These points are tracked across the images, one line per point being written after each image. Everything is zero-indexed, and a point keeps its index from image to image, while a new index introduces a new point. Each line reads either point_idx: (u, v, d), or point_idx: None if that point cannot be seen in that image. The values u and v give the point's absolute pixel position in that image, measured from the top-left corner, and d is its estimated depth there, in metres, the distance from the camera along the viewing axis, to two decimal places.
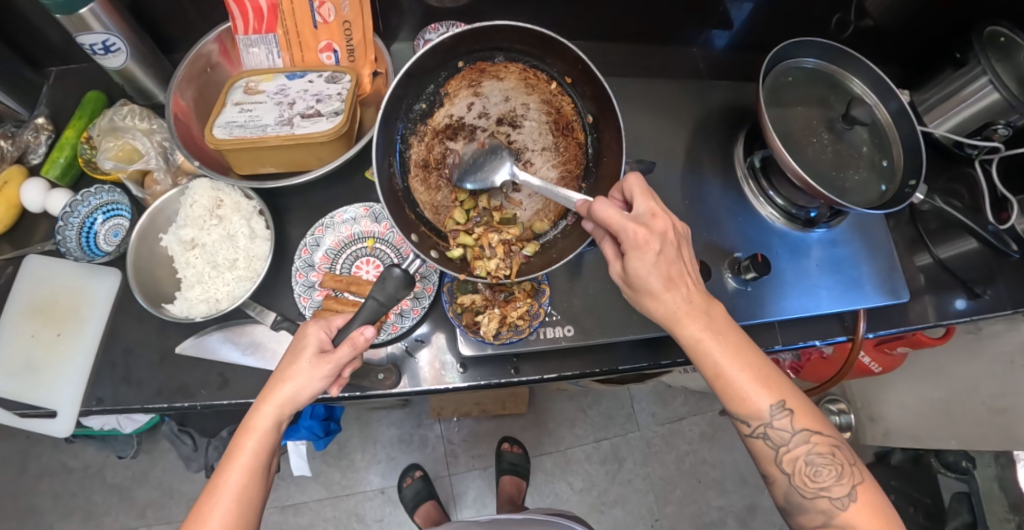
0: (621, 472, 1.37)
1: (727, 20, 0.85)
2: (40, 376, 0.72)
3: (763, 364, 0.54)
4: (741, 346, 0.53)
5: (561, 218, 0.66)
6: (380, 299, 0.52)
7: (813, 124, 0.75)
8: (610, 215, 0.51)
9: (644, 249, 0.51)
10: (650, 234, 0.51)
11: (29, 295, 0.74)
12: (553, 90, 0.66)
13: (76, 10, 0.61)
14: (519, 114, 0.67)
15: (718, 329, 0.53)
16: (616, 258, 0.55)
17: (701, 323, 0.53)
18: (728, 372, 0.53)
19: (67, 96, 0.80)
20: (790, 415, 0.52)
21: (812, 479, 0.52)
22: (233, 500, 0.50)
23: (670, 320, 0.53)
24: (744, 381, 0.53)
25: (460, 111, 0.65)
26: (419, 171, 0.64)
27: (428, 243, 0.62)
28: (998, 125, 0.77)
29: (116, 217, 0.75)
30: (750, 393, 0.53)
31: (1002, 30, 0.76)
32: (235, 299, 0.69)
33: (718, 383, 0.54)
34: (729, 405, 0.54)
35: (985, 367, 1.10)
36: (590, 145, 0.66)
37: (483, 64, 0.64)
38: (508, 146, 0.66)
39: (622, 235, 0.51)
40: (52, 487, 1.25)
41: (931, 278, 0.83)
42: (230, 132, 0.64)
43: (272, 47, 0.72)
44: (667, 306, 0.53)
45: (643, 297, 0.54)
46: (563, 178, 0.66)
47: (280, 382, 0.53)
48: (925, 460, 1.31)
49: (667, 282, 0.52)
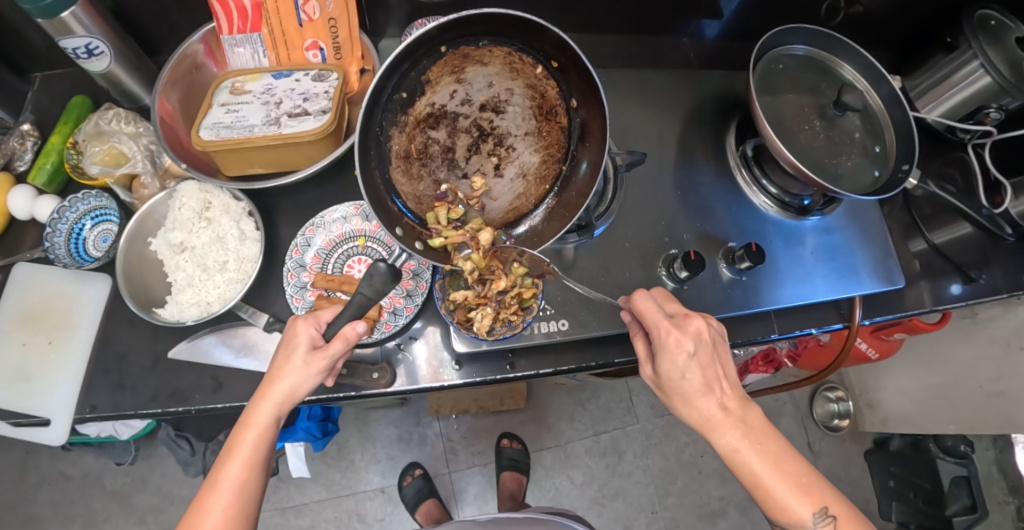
0: (622, 465, 1.37)
1: (716, 9, 0.85)
2: (33, 385, 0.71)
3: (804, 471, 0.51)
4: (782, 451, 0.51)
5: (541, 201, 0.67)
6: (367, 294, 0.51)
7: (804, 111, 0.74)
8: (647, 308, 0.56)
9: (679, 344, 0.53)
10: (683, 334, 0.53)
11: (20, 304, 0.74)
12: (538, 74, 0.62)
13: (57, 13, 0.60)
14: (502, 99, 0.64)
15: (756, 439, 0.51)
16: (647, 359, 0.58)
17: (739, 431, 0.51)
18: (769, 482, 0.50)
19: (52, 101, 0.79)
20: (834, 522, 0.50)
21: None
22: (233, 493, 0.50)
23: (705, 426, 0.52)
24: (782, 491, 0.50)
25: (442, 99, 0.62)
26: (399, 162, 0.61)
27: (412, 235, 0.61)
28: (989, 108, 0.77)
29: (105, 223, 0.74)
30: (793, 502, 0.50)
31: (992, 13, 0.76)
32: (226, 301, 0.68)
33: (758, 490, 0.52)
34: (771, 512, 0.52)
35: (981, 351, 1.10)
36: (573, 130, 0.65)
37: (467, 49, 0.59)
38: (490, 132, 0.65)
39: (657, 337, 0.54)
40: (50, 496, 1.25)
41: (926, 263, 0.83)
42: (217, 134, 0.63)
43: (257, 47, 0.71)
44: (702, 413, 0.52)
45: (679, 402, 0.54)
46: (545, 161, 0.66)
47: (275, 379, 0.52)
48: (924, 446, 1.32)
49: (703, 387, 0.52)
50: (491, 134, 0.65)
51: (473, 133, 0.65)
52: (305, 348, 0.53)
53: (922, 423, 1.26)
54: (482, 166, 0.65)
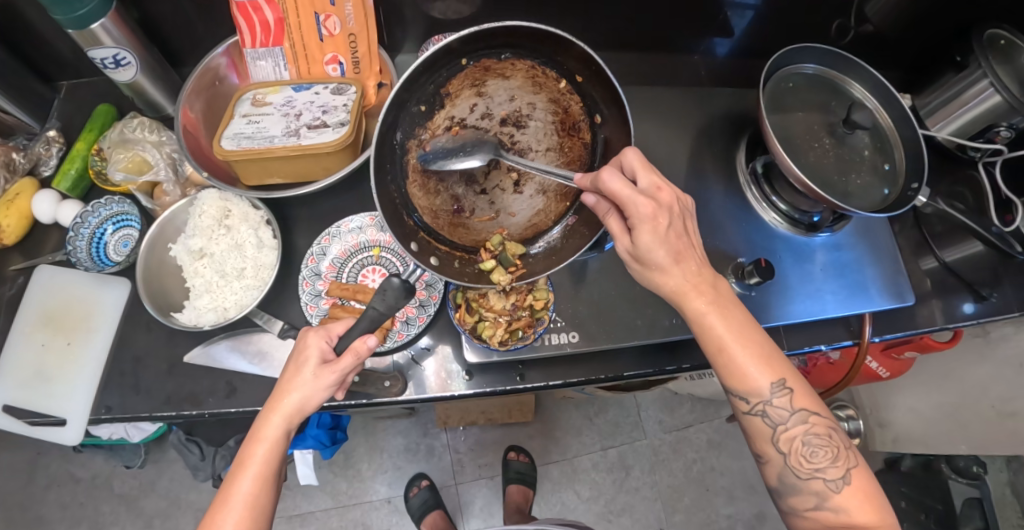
0: (629, 480, 1.36)
1: (728, 27, 0.86)
2: (50, 386, 0.72)
3: (763, 342, 0.55)
4: (743, 323, 0.54)
5: (561, 219, 0.63)
6: (380, 308, 0.52)
7: (814, 128, 0.75)
8: (620, 188, 0.49)
9: (658, 220, 0.50)
10: (659, 209, 0.50)
11: (39, 305, 0.75)
12: (561, 88, 0.61)
13: (88, 24, 0.63)
14: (524, 114, 0.63)
15: (722, 306, 0.54)
16: (623, 232, 0.53)
17: (708, 298, 0.54)
18: (733, 347, 0.54)
19: (78, 109, 0.82)
20: (789, 395, 0.54)
21: (808, 459, 0.53)
22: (245, 509, 0.51)
23: (678, 293, 0.53)
24: (741, 357, 0.54)
25: (462, 113, 0.61)
26: (417, 176, 0.60)
27: (427, 250, 0.59)
28: (1000, 127, 0.78)
29: (127, 228, 0.76)
30: (753, 371, 0.53)
31: (1001, 32, 0.77)
32: (243, 307, 0.69)
33: (719, 358, 0.55)
34: (728, 380, 0.55)
35: (994, 370, 1.08)
36: (598, 146, 0.62)
37: (488, 63, 0.58)
38: (511, 147, 0.64)
39: (632, 212, 0.49)
40: (60, 498, 1.26)
41: (937, 281, 0.83)
42: (239, 144, 0.65)
43: (279, 61, 0.74)
44: (677, 280, 0.53)
45: (650, 272, 0.53)
46: (566, 178, 0.63)
47: (285, 392, 0.53)
48: (936, 466, 1.30)
49: (673, 259, 0.52)
50: (512, 149, 0.64)
51: (494, 148, 0.64)
52: (316, 362, 0.54)
53: (932, 443, 1.24)
54: (502, 181, 0.65)
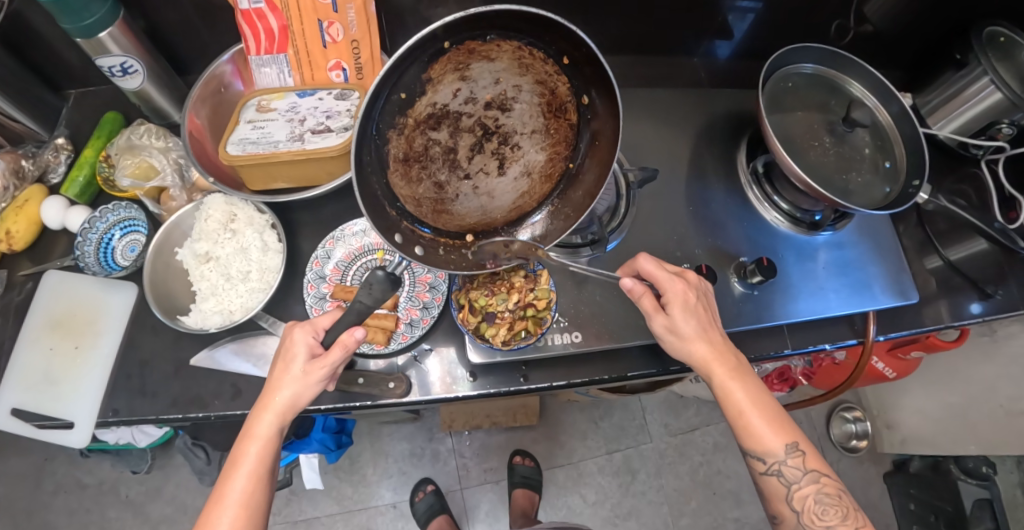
0: (635, 484, 1.35)
1: (728, 30, 0.87)
2: (58, 389, 0.73)
3: (776, 407, 0.58)
4: (762, 392, 0.58)
5: (545, 201, 0.65)
6: (366, 301, 0.55)
7: (814, 127, 0.76)
8: (654, 269, 0.60)
9: (687, 297, 0.59)
10: (688, 287, 0.60)
11: (47, 310, 0.75)
12: (548, 69, 0.57)
13: (95, 33, 0.64)
14: (509, 96, 0.59)
15: (742, 376, 0.58)
16: (656, 309, 0.59)
17: (728, 366, 0.58)
18: (750, 413, 0.57)
19: (86, 117, 0.83)
20: (802, 456, 0.56)
21: (820, 517, 0.55)
22: (239, 508, 0.51)
23: (701, 363, 0.58)
24: (758, 424, 0.57)
25: (444, 99, 0.56)
26: (399, 165, 0.57)
27: (411, 240, 0.58)
28: (1002, 124, 0.78)
29: (133, 233, 0.77)
30: (767, 434, 0.56)
31: (1001, 30, 0.77)
32: (248, 310, 0.70)
33: (738, 421, 0.58)
34: (746, 444, 0.58)
35: (1002, 370, 1.07)
36: (582, 127, 0.61)
37: (472, 44, 0.53)
38: (495, 130, 0.61)
39: (667, 291, 0.59)
40: (67, 503, 1.26)
41: (942, 280, 0.82)
42: (244, 149, 0.66)
43: (283, 67, 0.74)
44: (697, 350, 0.58)
45: (681, 343, 0.59)
46: (551, 159, 0.63)
47: (275, 389, 0.54)
48: (945, 467, 1.32)
49: (701, 331, 0.59)
50: (496, 132, 0.61)
51: (477, 132, 0.60)
52: (304, 358, 0.55)
53: (942, 444, 1.24)
54: (485, 164, 0.62)
